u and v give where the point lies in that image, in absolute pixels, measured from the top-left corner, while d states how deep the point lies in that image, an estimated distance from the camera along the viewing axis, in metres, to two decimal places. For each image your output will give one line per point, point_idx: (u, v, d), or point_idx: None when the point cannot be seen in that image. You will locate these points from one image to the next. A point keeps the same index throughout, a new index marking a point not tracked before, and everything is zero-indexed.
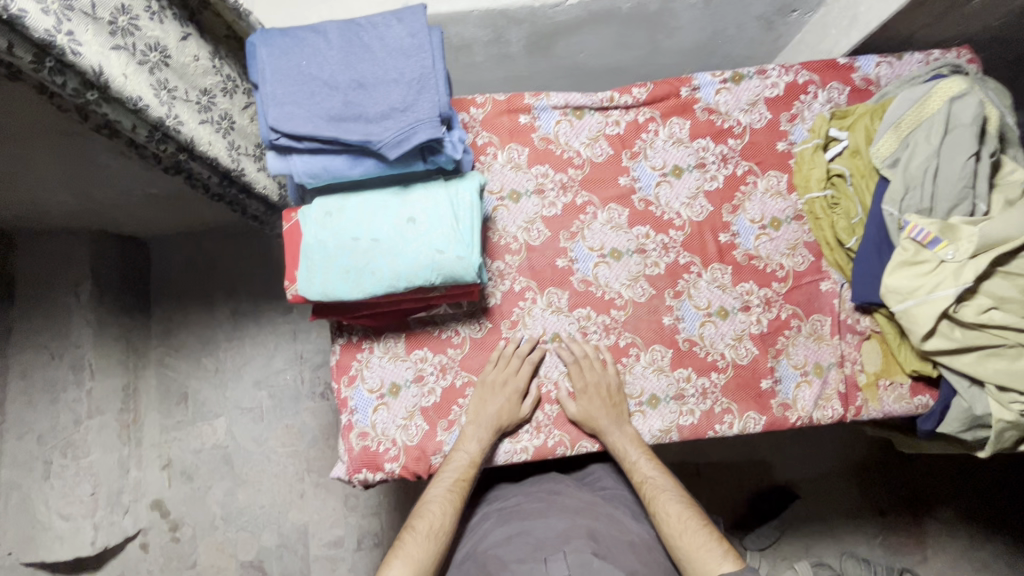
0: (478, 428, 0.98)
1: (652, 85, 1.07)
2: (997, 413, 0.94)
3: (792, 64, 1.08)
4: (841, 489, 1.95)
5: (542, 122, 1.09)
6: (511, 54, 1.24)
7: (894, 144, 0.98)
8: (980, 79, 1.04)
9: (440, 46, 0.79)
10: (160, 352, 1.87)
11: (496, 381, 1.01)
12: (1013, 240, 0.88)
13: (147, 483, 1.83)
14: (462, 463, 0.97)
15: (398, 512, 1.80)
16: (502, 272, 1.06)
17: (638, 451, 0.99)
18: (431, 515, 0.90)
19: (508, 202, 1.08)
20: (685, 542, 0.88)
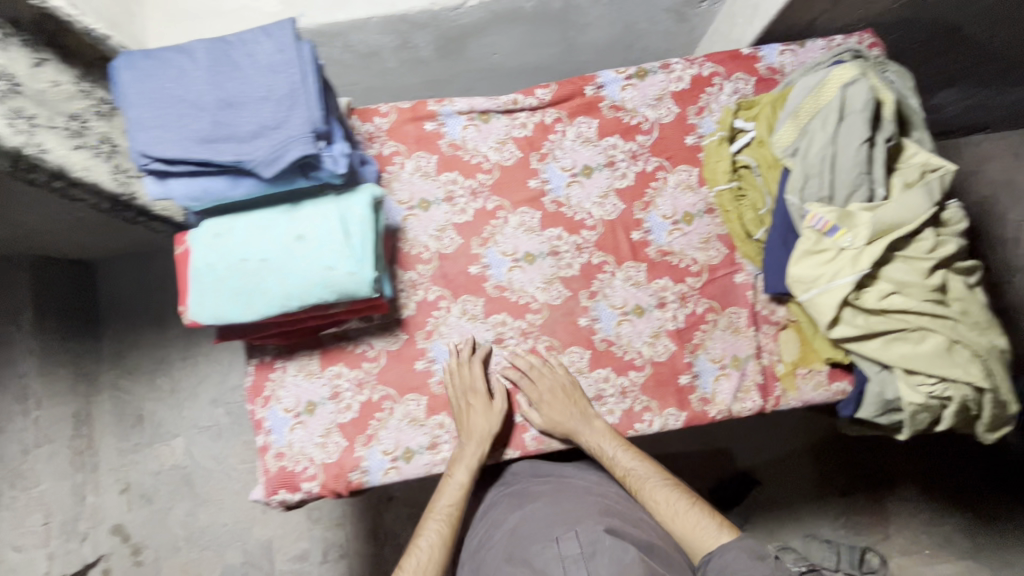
0: (467, 448, 0.98)
1: (555, 85, 1.06)
2: (907, 397, 0.94)
3: (696, 57, 1.07)
4: (799, 474, 1.95)
5: (449, 128, 1.08)
6: (424, 58, 1.22)
7: (794, 133, 0.98)
8: (880, 63, 1.05)
9: (310, 59, 0.77)
10: (114, 375, 1.83)
11: (468, 397, 1.00)
12: (906, 224, 0.89)
13: (104, 508, 1.78)
14: (454, 486, 0.97)
15: (364, 521, 1.80)
16: (415, 282, 1.05)
17: (615, 446, 1.00)
18: (422, 550, 0.91)
19: (418, 211, 1.06)
20: (680, 526, 0.91)
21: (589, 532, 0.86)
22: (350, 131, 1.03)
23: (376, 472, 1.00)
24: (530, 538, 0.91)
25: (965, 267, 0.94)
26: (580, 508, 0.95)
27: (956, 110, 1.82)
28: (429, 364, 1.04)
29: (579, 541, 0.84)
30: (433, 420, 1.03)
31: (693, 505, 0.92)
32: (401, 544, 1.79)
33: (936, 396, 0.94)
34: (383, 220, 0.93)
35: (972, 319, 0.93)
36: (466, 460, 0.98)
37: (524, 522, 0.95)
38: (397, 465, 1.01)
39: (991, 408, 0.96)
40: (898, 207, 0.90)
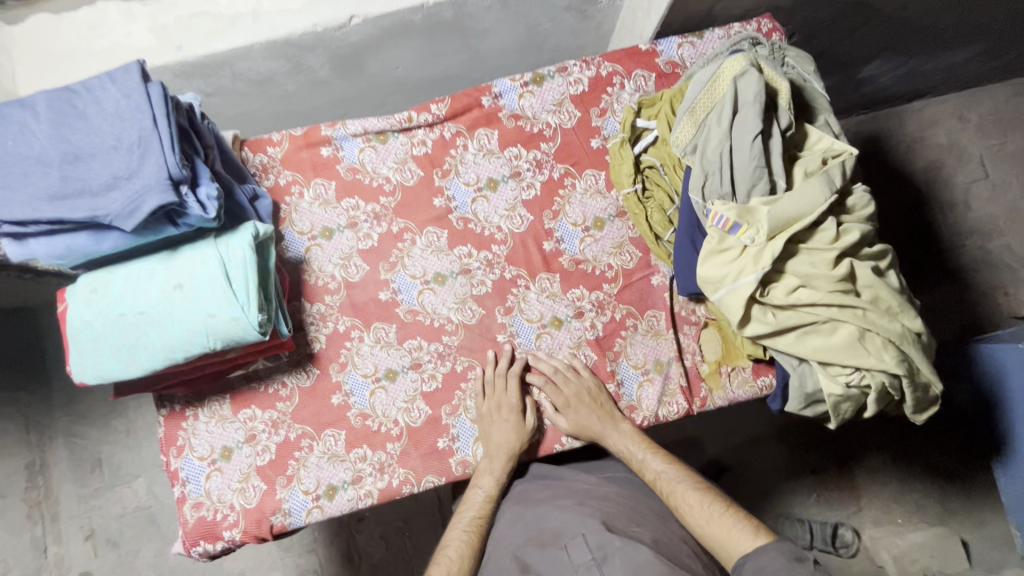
0: (495, 460, 0.98)
1: (450, 99, 1.03)
2: (827, 388, 0.93)
3: (593, 58, 1.05)
4: (768, 455, 1.91)
5: (345, 151, 1.04)
6: (324, 79, 1.18)
7: (694, 130, 0.95)
8: (778, 49, 1.03)
9: (159, 102, 0.74)
10: (68, 422, 1.65)
11: (502, 411, 0.98)
12: (805, 217, 0.87)
13: (71, 558, 1.62)
14: (482, 498, 1.00)
15: (334, 547, 1.70)
16: (324, 314, 1.02)
17: (648, 451, 0.98)
18: (448, 562, 0.93)
19: (321, 240, 1.03)
20: (713, 531, 0.86)
21: (597, 534, 0.85)
22: (239, 163, 0.99)
23: (299, 513, 0.98)
24: (540, 543, 0.89)
25: (871, 253, 0.93)
26: (587, 512, 0.91)
27: (891, 79, 1.80)
28: (346, 398, 1.01)
29: (590, 547, 0.84)
30: (354, 454, 1.00)
31: (725, 509, 0.88)
32: (377, 564, 1.68)
33: (857, 385, 0.92)
34: (272, 258, 0.90)
35: (884, 305, 0.91)
36: (496, 472, 0.99)
37: (537, 528, 0.93)
38: (320, 505, 0.98)
39: (916, 391, 0.95)
40: (796, 199, 0.88)
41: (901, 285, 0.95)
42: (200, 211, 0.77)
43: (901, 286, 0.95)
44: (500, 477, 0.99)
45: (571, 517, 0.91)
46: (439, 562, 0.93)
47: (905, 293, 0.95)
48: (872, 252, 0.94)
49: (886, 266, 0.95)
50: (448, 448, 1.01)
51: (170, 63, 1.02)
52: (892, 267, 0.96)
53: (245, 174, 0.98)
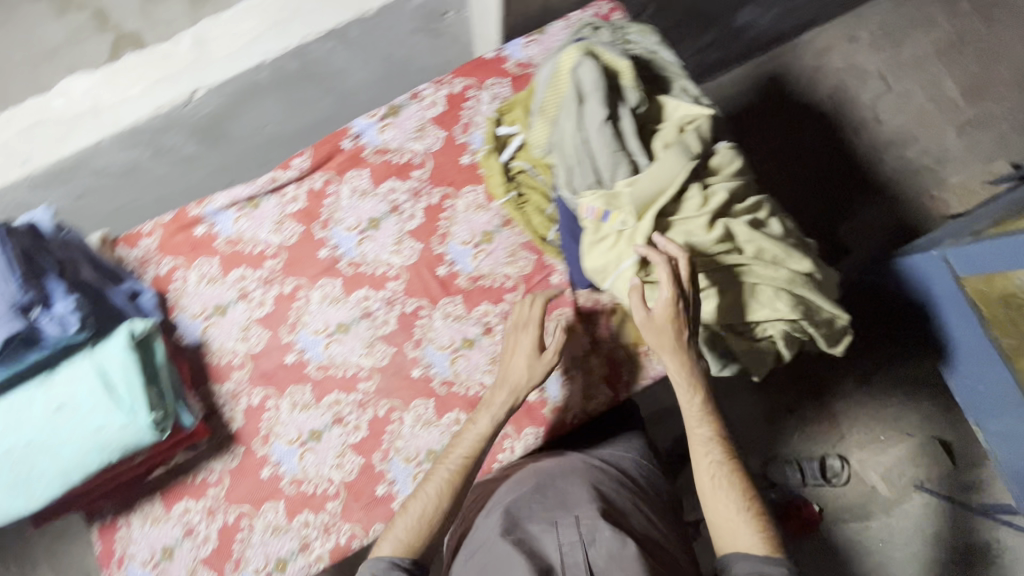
0: (499, 392, 0.92)
1: (310, 150, 1.02)
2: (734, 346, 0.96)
3: (443, 77, 1.05)
4: (740, 399, 1.85)
5: (220, 226, 1.03)
6: (192, 154, 1.16)
7: (550, 127, 0.95)
8: (619, 28, 1.03)
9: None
10: (48, 546, 1.53)
11: (517, 331, 0.94)
12: (666, 190, 0.89)
13: None
14: (476, 434, 0.91)
15: None
16: (235, 391, 1.01)
17: (703, 413, 0.91)
18: (425, 498, 0.87)
19: (216, 318, 1.02)
20: (717, 511, 0.85)
21: (589, 516, 0.81)
22: (111, 264, 0.98)
23: None
24: (526, 512, 0.86)
25: (747, 206, 0.94)
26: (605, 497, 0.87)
27: (768, 21, 1.83)
28: (276, 468, 1.00)
29: (580, 527, 0.80)
30: (297, 521, 0.99)
31: (748, 504, 0.84)
32: None
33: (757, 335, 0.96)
34: (158, 353, 0.88)
35: (771, 256, 0.92)
36: (495, 407, 0.91)
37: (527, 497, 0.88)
38: None
39: (821, 328, 0.97)
40: (655, 174, 0.89)
41: (785, 229, 0.98)
42: (57, 331, 0.78)
43: (785, 231, 0.97)
44: (499, 414, 0.91)
45: (580, 492, 0.87)
46: (417, 496, 0.87)
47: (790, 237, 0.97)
48: (748, 205, 0.95)
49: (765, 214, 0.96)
50: (388, 493, 1.00)
51: (19, 180, 0.99)
52: (773, 213, 0.98)
53: (119, 272, 0.96)
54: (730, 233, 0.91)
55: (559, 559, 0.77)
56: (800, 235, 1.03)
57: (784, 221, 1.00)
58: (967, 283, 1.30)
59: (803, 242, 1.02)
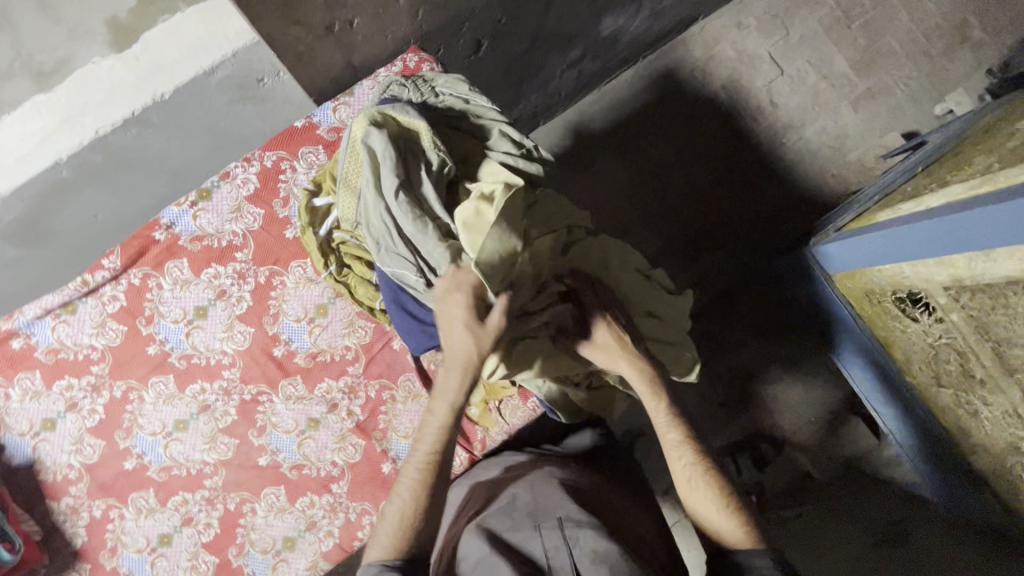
0: (451, 371, 0.82)
1: (119, 249, 0.99)
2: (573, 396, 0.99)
3: (252, 153, 1.01)
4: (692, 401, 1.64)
5: (38, 336, 0.99)
6: (16, 257, 1.11)
7: (353, 198, 0.92)
8: (426, 82, 1.01)
9: None
10: None
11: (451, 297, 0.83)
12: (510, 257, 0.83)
13: None
14: (433, 427, 0.84)
15: None
16: (75, 506, 0.97)
17: (670, 418, 0.89)
18: (400, 501, 0.81)
19: (46, 434, 0.98)
20: (702, 509, 0.83)
21: (574, 520, 0.79)
22: None
23: None
24: (506, 521, 0.83)
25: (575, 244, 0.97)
26: (585, 497, 0.85)
27: (640, 25, 1.69)
28: None
29: (563, 530, 0.79)
30: None
31: (728, 501, 0.82)
32: None
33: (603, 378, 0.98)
34: None
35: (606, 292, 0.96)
36: (451, 391, 0.82)
37: (507, 504, 0.86)
38: None
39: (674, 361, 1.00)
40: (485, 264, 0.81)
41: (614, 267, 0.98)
42: None
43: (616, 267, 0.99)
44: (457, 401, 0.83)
45: (557, 491, 0.85)
46: (392, 497, 0.82)
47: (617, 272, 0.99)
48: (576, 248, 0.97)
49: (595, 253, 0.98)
50: None
51: None
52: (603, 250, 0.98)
53: None
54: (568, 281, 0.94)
55: (544, 562, 0.77)
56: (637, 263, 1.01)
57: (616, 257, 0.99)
58: (836, 279, 1.30)
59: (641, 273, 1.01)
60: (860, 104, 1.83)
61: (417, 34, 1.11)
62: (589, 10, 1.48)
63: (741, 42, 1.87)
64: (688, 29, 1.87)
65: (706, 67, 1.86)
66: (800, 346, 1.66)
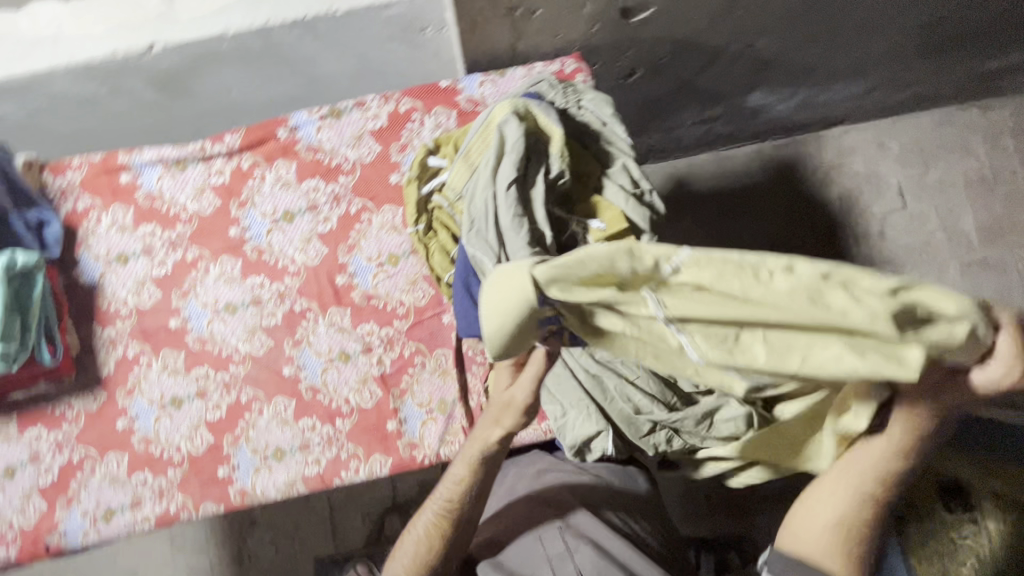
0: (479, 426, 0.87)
1: (245, 131, 1.04)
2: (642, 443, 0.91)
3: (392, 93, 1.05)
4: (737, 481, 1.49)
5: (143, 179, 1.05)
6: (151, 100, 1.18)
7: (465, 172, 0.95)
8: (574, 91, 1.02)
9: None
10: None
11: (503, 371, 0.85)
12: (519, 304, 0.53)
13: None
14: (452, 481, 0.88)
15: (226, 549, 1.63)
16: (113, 339, 1.04)
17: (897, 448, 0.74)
18: (417, 532, 0.89)
19: (116, 265, 1.04)
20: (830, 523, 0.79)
21: (572, 530, 0.91)
22: (31, 190, 1.01)
23: (75, 534, 0.99)
24: (512, 540, 0.94)
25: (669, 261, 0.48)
26: (584, 507, 0.95)
27: (785, 110, 1.65)
28: (131, 422, 1.02)
29: (565, 541, 0.90)
30: (136, 478, 1.01)
31: (855, 538, 0.78)
32: (264, 568, 1.61)
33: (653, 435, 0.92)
34: (36, 287, 0.92)
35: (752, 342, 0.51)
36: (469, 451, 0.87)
37: (508, 522, 0.97)
38: (96, 527, 1.00)
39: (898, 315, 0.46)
40: (501, 321, 0.55)
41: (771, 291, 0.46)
42: None
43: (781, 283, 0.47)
44: (468, 455, 0.87)
45: (555, 504, 0.96)
46: (410, 532, 0.91)
47: (779, 286, 0.46)
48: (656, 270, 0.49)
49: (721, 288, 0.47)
50: (227, 477, 1.01)
51: None
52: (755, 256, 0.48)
53: (32, 199, 1.00)
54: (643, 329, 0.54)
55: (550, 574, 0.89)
56: (818, 267, 0.45)
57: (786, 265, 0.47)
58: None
59: (843, 292, 0.46)
60: (969, 269, 1.73)
61: (583, 42, 1.11)
62: (745, 78, 1.45)
63: (876, 161, 1.80)
64: (830, 128, 1.81)
65: (828, 174, 1.79)
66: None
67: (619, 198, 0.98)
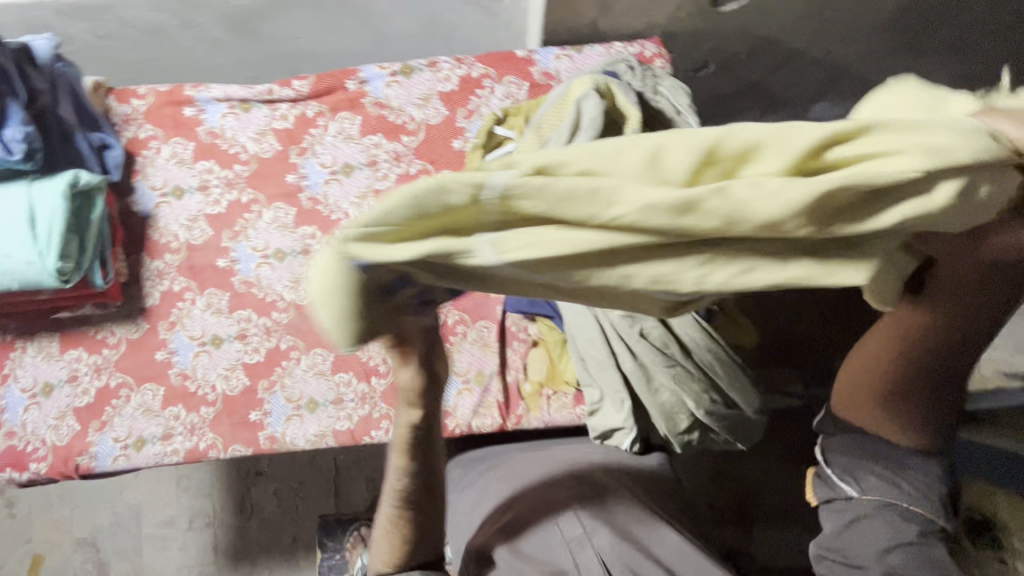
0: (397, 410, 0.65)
1: (314, 77, 1.03)
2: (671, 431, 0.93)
3: (466, 57, 1.03)
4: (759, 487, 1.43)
5: (207, 115, 1.04)
6: (218, 38, 1.16)
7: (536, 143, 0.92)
8: (652, 76, 0.99)
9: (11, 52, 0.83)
10: None
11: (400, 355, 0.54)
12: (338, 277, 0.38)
13: None
14: (401, 470, 0.72)
15: (232, 492, 1.64)
16: (162, 271, 1.04)
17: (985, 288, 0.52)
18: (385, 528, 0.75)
19: (171, 198, 1.04)
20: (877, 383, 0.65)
21: (592, 514, 0.83)
22: (97, 111, 1.00)
23: (105, 458, 1.00)
24: (521, 520, 0.84)
25: (538, 175, 0.35)
26: (596, 490, 0.88)
27: None
28: (170, 355, 1.03)
29: (583, 524, 0.82)
30: (169, 411, 1.02)
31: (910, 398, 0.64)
32: (267, 518, 1.62)
33: (685, 430, 0.96)
34: (96, 210, 0.91)
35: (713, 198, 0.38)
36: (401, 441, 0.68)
37: (513, 502, 0.87)
38: (126, 453, 1.00)
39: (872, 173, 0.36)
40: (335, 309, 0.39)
41: (653, 191, 0.36)
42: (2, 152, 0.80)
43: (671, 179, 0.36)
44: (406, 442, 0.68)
45: (567, 484, 0.88)
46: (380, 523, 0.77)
47: (631, 199, 0.35)
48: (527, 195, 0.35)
49: (589, 222, 0.36)
50: (259, 422, 1.02)
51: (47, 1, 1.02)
52: (616, 156, 0.36)
53: (97, 121, 0.98)
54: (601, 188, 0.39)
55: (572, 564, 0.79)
56: (691, 145, 0.36)
57: (663, 153, 0.36)
58: None
59: (715, 193, 0.35)
60: None
61: (664, 27, 1.08)
62: None
63: None
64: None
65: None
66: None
67: None
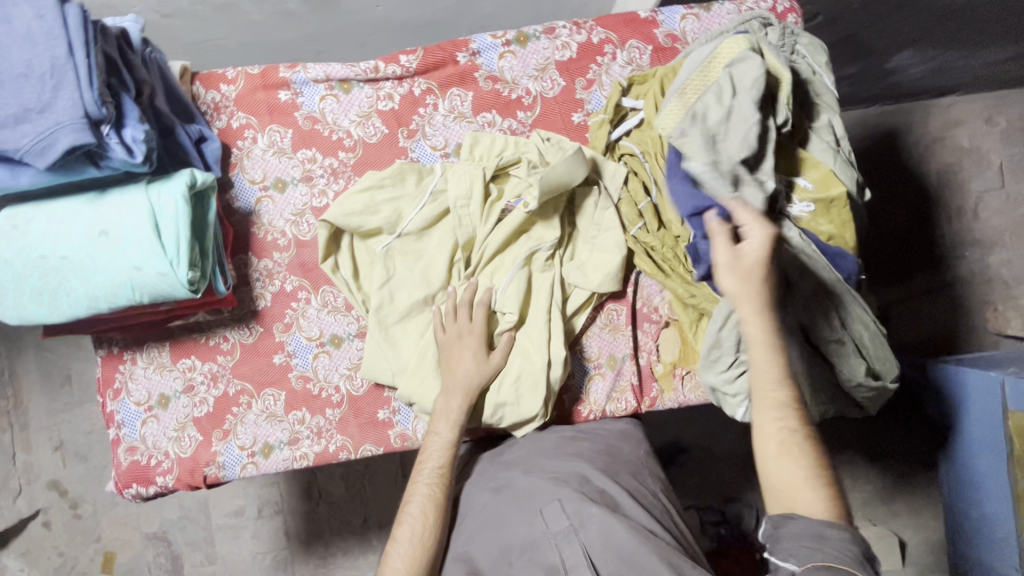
0: (451, 398, 0.87)
1: (423, 52, 0.95)
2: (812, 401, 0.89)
3: (585, 21, 0.96)
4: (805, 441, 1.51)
5: (305, 98, 0.96)
6: (294, 10, 1.06)
7: (558, 151, 0.92)
8: (790, 34, 0.93)
9: (107, 35, 0.74)
10: (38, 334, 1.54)
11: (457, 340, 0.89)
12: None
13: (39, 465, 1.54)
14: (440, 443, 0.86)
15: (300, 475, 1.52)
16: (271, 271, 0.98)
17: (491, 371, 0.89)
18: (411, 519, 0.82)
19: (273, 192, 0.97)
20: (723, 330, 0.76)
21: (575, 500, 0.80)
22: (186, 99, 0.90)
23: (233, 468, 0.96)
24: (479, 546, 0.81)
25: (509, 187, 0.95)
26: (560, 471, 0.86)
27: (936, 84, 1.51)
28: (288, 358, 0.97)
29: (564, 508, 0.79)
30: (293, 416, 0.97)
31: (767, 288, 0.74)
32: (336, 504, 1.52)
33: (823, 401, 0.90)
34: (211, 209, 0.84)
35: (330, 245, 0.93)
36: (451, 415, 0.86)
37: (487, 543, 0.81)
38: (255, 461, 0.96)
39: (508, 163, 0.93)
40: None
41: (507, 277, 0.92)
42: (124, 154, 0.71)
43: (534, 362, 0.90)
44: (457, 423, 0.87)
45: (538, 467, 0.88)
46: (402, 521, 0.82)
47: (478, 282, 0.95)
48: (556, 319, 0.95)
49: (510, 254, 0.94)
50: (388, 420, 0.97)
51: None
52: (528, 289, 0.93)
53: (193, 112, 0.91)
54: (471, 184, 0.92)
55: (558, 559, 0.74)
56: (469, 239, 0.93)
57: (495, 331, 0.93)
58: (1011, 419, 1.11)
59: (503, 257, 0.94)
60: None
61: None
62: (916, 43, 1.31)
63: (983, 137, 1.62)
64: (939, 98, 1.61)
65: (932, 146, 1.61)
66: (890, 452, 1.51)
67: (826, 155, 0.91)
